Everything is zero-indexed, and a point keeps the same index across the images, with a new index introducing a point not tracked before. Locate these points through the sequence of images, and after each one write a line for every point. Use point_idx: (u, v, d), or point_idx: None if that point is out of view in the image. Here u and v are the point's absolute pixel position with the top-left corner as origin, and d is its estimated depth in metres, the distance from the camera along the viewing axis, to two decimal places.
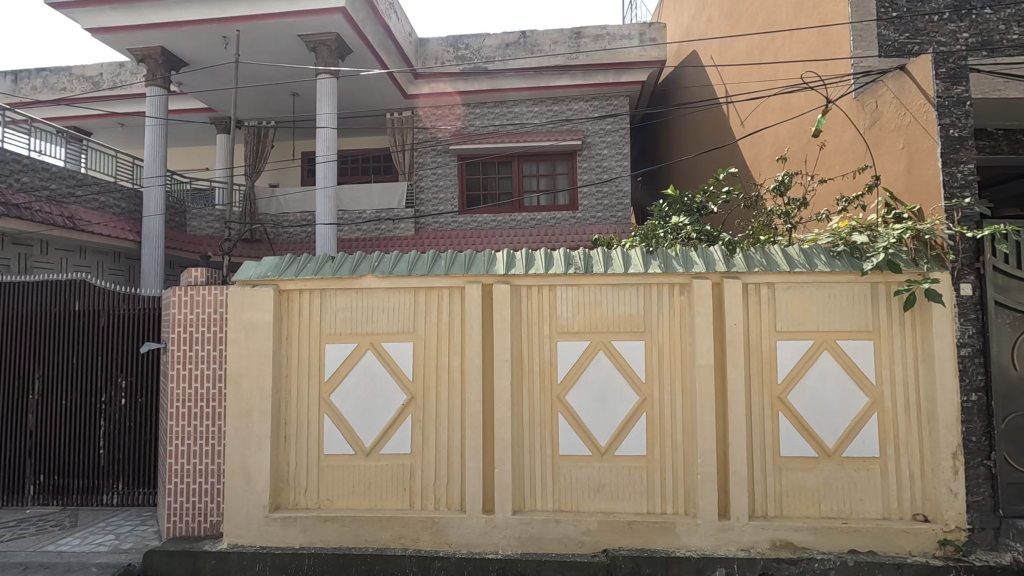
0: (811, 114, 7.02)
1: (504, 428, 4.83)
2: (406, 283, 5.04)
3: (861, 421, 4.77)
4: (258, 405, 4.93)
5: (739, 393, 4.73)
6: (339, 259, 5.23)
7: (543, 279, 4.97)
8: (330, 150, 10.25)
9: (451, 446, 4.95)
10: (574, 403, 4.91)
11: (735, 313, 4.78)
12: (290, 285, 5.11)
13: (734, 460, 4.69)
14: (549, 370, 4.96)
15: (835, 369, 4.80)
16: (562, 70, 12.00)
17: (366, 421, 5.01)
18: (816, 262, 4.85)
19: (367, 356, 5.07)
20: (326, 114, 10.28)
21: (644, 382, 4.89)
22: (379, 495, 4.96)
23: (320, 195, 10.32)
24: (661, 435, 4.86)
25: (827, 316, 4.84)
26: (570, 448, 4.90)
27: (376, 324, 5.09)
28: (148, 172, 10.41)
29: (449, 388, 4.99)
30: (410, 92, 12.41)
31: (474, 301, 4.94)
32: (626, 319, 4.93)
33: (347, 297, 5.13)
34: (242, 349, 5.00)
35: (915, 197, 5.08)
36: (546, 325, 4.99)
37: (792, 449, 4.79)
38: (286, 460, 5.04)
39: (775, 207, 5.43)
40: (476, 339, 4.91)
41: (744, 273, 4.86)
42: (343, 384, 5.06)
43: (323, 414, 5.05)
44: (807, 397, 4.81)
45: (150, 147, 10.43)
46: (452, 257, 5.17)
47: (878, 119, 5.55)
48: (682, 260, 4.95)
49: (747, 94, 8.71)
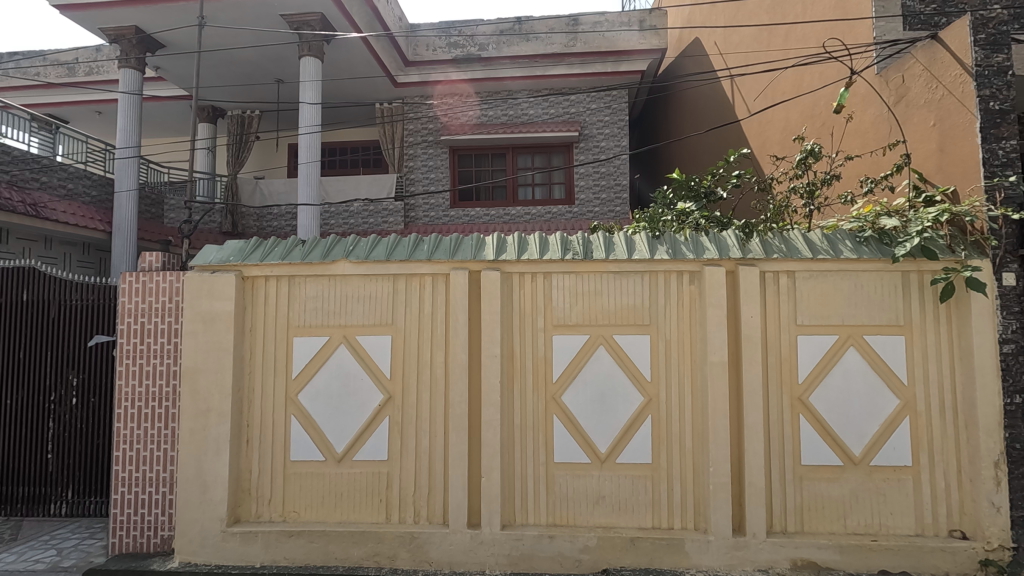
0: (825, 91, 6.31)
1: (492, 433, 4.29)
2: (384, 269, 4.51)
3: (891, 426, 4.27)
4: (216, 405, 4.39)
5: (756, 394, 4.22)
6: (310, 243, 4.69)
7: (537, 265, 4.45)
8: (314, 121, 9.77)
9: (433, 452, 4.42)
10: (570, 404, 4.39)
11: (752, 304, 4.27)
12: (253, 270, 4.56)
13: (750, 470, 4.18)
14: (544, 369, 4.44)
15: (862, 367, 4.31)
16: (558, 58, 11.51)
17: (337, 424, 4.47)
18: (841, 249, 4.35)
19: (340, 350, 4.53)
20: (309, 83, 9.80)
21: (650, 382, 4.37)
22: (352, 507, 4.42)
23: (303, 170, 9.77)
24: (668, 441, 4.34)
25: (853, 308, 4.34)
26: (566, 455, 4.37)
27: (349, 315, 4.55)
28: (120, 142, 9.86)
29: (431, 388, 4.46)
30: (399, 80, 11.83)
31: (460, 290, 4.42)
32: (628, 310, 4.42)
33: (320, 285, 4.59)
34: (199, 343, 4.45)
35: (947, 177, 4.60)
36: (540, 316, 4.46)
37: (814, 458, 4.28)
38: (248, 467, 4.49)
39: (795, 186, 4.85)
40: (461, 332, 4.39)
41: (761, 260, 4.35)
42: (313, 383, 4.52)
43: (289, 416, 4.51)
44: (830, 399, 4.31)
45: (122, 116, 9.91)
46: (436, 242, 4.64)
47: (904, 95, 5.07)
48: (693, 245, 4.44)
49: (760, 66, 7.85)
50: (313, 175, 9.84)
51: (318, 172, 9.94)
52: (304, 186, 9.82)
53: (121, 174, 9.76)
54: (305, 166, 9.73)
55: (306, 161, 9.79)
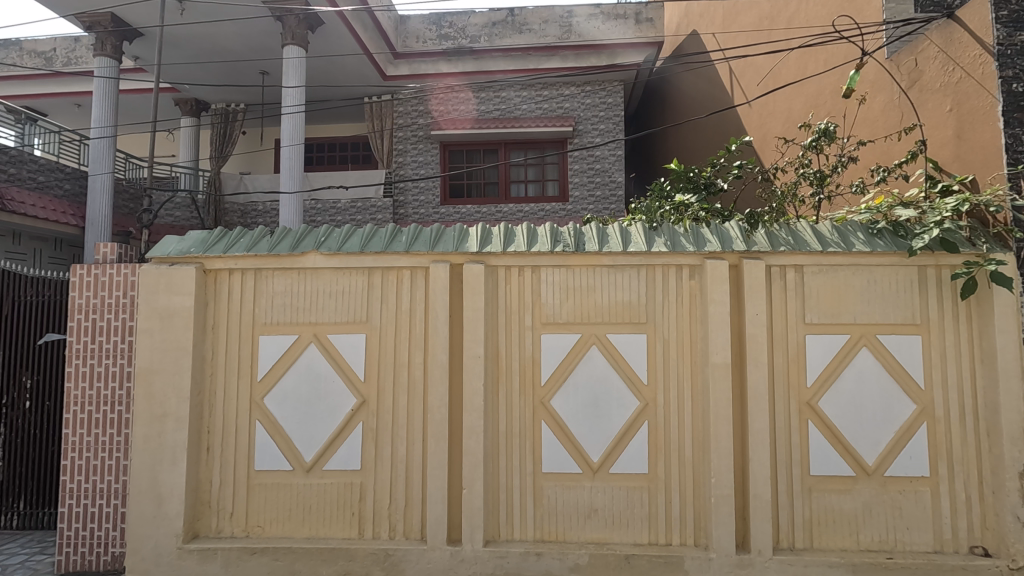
0: (829, 79, 6.02)
1: (475, 441, 3.94)
2: (358, 262, 4.15)
3: (907, 432, 3.94)
4: (174, 409, 4.02)
5: (762, 399, 3.89)
6: (279, 233, 4.32)
7: (525, 258, 4.10)
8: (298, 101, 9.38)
9: (410, 461, 4.06)
10: (560, 409, 4.04)
11: (758, 301, 3.93)
12: (216, 263, 4.19)
13: (755, 481, 3.85)
14: (531, 370, 4.08)
15: (876, 369, 3.98)
16: (552, 51, 11.24)
17: (306, 430, 4.11)
18: (853, 241, 4.03)
19: (310, 350, 4.17)
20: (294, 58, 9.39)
21: (647, 385, 4.03)
22: (322, 520, 4.05)
23: (286, 153, 9.39)
24: (666, 450, 3.99)
25: (866, 306, 4.01)
26: (555, 465, 4.02)
27: (320, 311, 4.19)
28: (95, 122, 9.38)
29: (408, 392, 4.10)
30: (388, 73, 11.47)
31: (440, 284, 4.06)
32: (624, 307, 4.07)
33: (288, 279, 4.22)
34: (155, 342, 4.07)
35: (965, 166, 4.28)
36: (528, 314, 4.11)
37: (824, 468, 3.94)
38: (208, 478, 4.12)
39: (808, 169, 4.51)
40: (442, 331, 4.03)
41: (767, 254, 4.01)
42: (280, 385, 4.15)
43: (254, 421, 4.14)
44: (841, 404, 3.98)
45: (98, 98, 9.46)
46: (416, 233, 4.29)
47: (917, 80, 4.73)
48: (693, 237, 4.11)
49: (760, 55, 7.56)
50: (295, 158, 9.45)
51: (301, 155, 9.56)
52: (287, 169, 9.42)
53: (95, 160, 9.35)
54: (289, 148, 9.35)
55: (288, 144, 9.41)
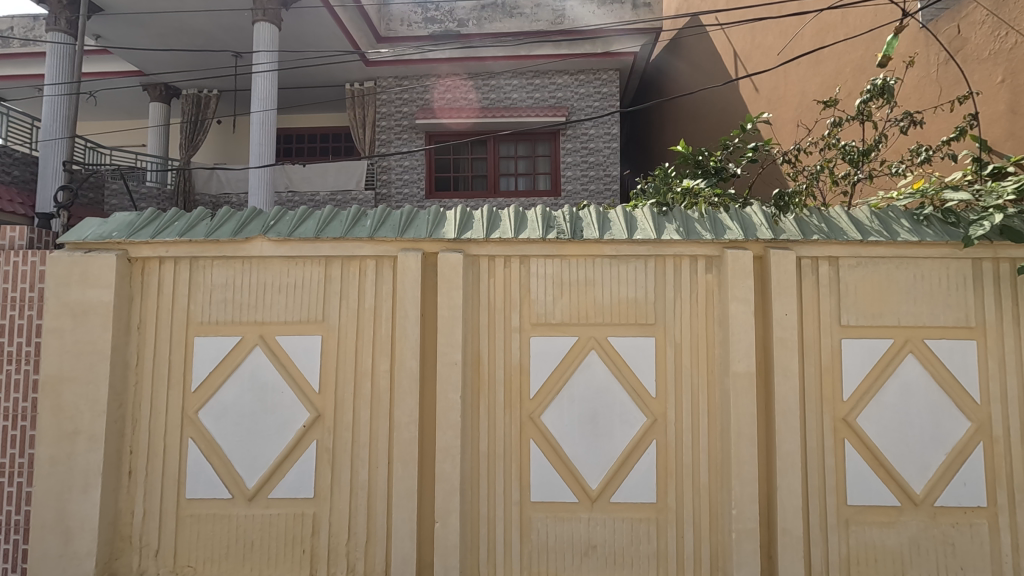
0: (851, 55, 5.45)
1: (451, 465, 3.30)
2: (312, 250, 3.47)
3: (961, 455, 3.34)
4: (87, 425, 3.33)
5: (792, 415, 3.29)
6: (221, 215, 3.65)
7: (512, 247, 3.44)
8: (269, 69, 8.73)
9: (373, 488, 3.39)
10: (551, 426, 3.40)
11: (787, 299, 3.34)
12: (144, 250, 3.50)
13: (784, 512, 3.24)
14: (518, 381, 3.43)
15: (924, 379, 3.38)
16: (542, 38, 10.38)
17: (249, 451, 3.44)
18: (897, 230, 3.42)
19: (255, 354, 3.50)
20: (263, 29, 8.70)
21: (656, 399, 3.40)
22: (266, 560, 3.38)
23: (256, 119, 8.67)
24: (677, 475, 3.37)
25: (911, 305, 3.41)
26: (546, 493, 3.38)
27: (268, 308, 3.52)
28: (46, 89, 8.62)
29: (372, 405, 3.43)
30: (371, 58, 10.55)
31: (410, 277, 3.40)
32: (628, 306, 3.44)
33: (230, 269, 3.54)
34: (65, 343, 3.38)
35: (1021, 144, 3.71)
36: (515, 312, 3.46)
37: (864, 497, 3.34)
38: (130, 507, 3.43)
39: (852, 142, 3.86)
40: (412, 332, 3.38)
41: (798, 244, 3.40)
42: (219, 398, 3.47)
43: (186, 439, 3.46)
44: (884, 422, 3.37)
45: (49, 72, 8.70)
46: (383, 217, 3.62)
47: (961, 49, 4.14)
48: (710, 223, 3.49)
49: (773, 33, 6.99)
50: (267, 124, 8.72)
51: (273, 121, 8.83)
52: (257, 149, 8.73)
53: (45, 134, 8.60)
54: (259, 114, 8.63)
55: (260, 109, 8.74)
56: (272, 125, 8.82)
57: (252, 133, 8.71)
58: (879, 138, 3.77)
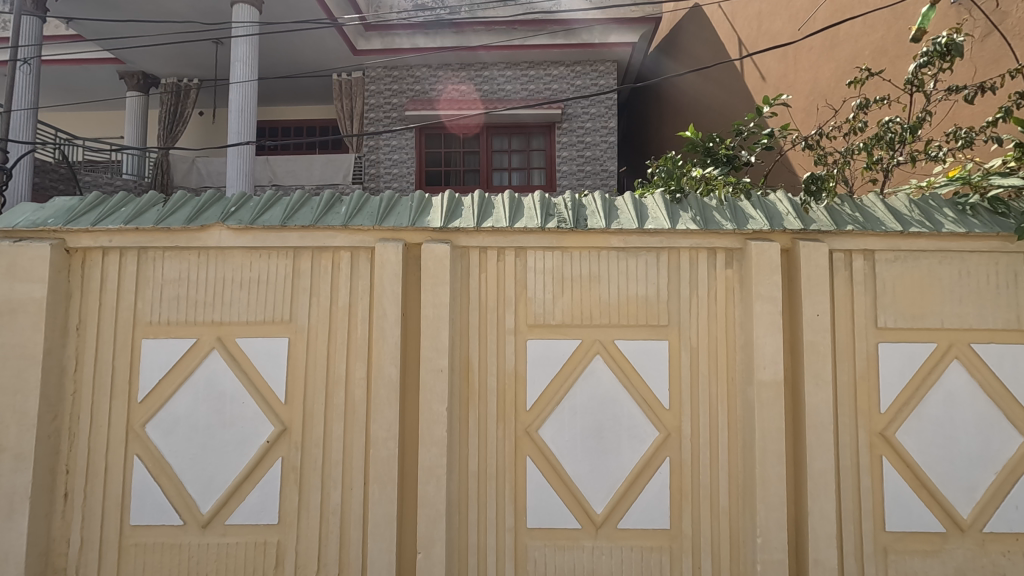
0: (871, 37, 5.07)
1: (435, 488, 2.87)
2: (277, 240, 3.03)
3: (1012, 475, 2.96)
4: (11, 444, 2.87)
5: (825, 430, 2.89)
6: (176, 200, 3.20)
7: (506, 237, 3.01)
8: (249, 53, 8.32)
9: (347, 514, 2.95)
10: (550, 442, 2.98)
11: (819, 298, 2.94)
12: (83, 240, 3.03)
13: (816, 541, 2.84)
14: (513, 390, 3.01)
15: (971, 388, 2.98)
16: (540, 26, 9.90)
17: (204, 470, 3.00)
18: (940, 221, 3.03)
19: (212, 359, 3.05)
20: (243, 12, 8.24)
21: (669, 412, 3.00)
22: None
23: (235, 106, 8.29)
24: (693, 497, 2.97)
25: (956, 306, 3.01)
26: (545, 519, 2.97)
27: (227, 306, 3.07)
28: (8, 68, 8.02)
29: (346, 418, 3.00)
30: (359, 48, 10.25)
31: (389, 270, 2.97)
32: (638, 305, 3.03)
33: (184, 261, 3.09)
34: None
35: None
36: (510, 312, 3.04)
37: (904, 523, 2.94)
38: (65, 535, 2.99)
39: (893, 118, 3.42)
40: (391, 334, 2.95)
41: (830, 235, 3.00)
42: (169, 410, 3.03)
43: (132, 456, 3.02)
44: (927, 437, 2.97)
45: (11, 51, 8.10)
46: (359, 203, 3.20)
47: (1002, 22, 3.76)
48: (730, 212, 3.09)
49: (782, 20, 6.63)
50: (246, 110, 8.32)
51: (253, 107, 8.42)
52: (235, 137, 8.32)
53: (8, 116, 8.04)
54: (238, 100, 8.25)
55: (239, 95, 8.35)
56: (252, 113, 8.41)
57: (231, 121, 8.31)
58: (924, 113, 3.32)
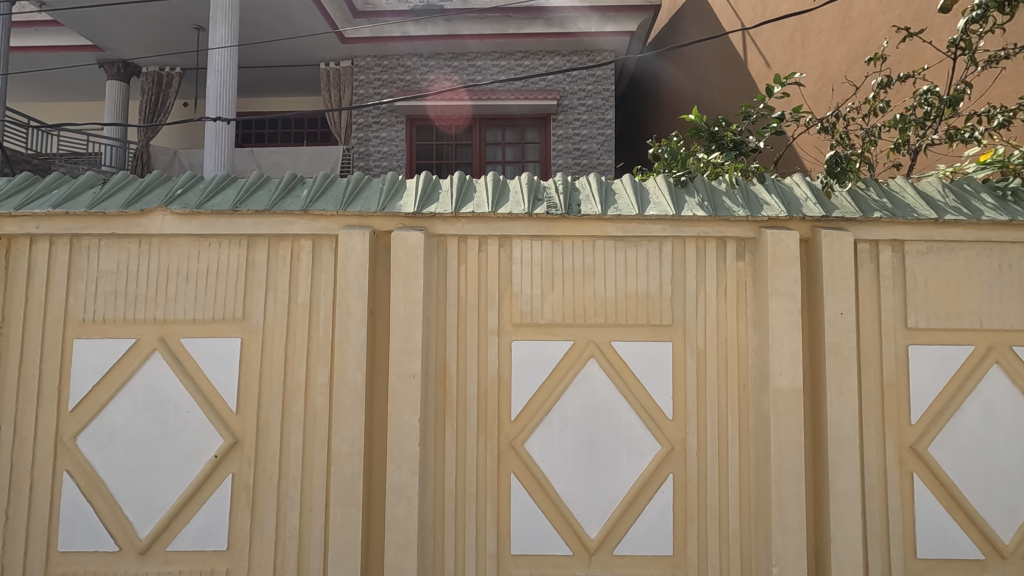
0: (888, 15, 4.71)
1: (406, 510, 2.52)
2: (227, 226, 2.66)
3: None
4: None
5: (850, 445, 2.54)
6: (117, 181, 2.83)
7: (488, 224, 2.66)
8: (228, 39, 7.91)
9: (307, 539, 2.60)
10: (538, 458, 2.63)
11: (842, 295, 2.59)
12: (7, 226, 2.66)
13: (839, 570, 2.50)
14: (496, 398, 2.65)
15: (1013, 396, 2.64)
16: (535, 14, 9.48)
17: (143, 489, 2.64)
18: (980, 208, 2.67)
19: (154, 362, 2.68)
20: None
21: (673, 423, 2.65)
22: None
23: (213, 93, 7.88)
24: (700, 520, 2.62)
25: (996, 304, 2.67)
26: (530, 545, 2.61)
27: (172, 302, 2.70)
28: None
29: (306, 430, 2.64)
30: (347, 35, 9.70)
31: (354, 261, 2.61)
32: (639, 302, 2.68)
33: (121, 250, 2.72)
34: None
35: None
36: (493, 309, 2.68)
37: (936, 549, 2.60)
38: None
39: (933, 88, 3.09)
40: (357, 334, 2.58)
41: (855, 224, 2.65)
42: (103, 420, 2.67)
43: (61, 472, 2.65)
44: (963, 452, 2.63)
45: None
46: (323, 186, 2.84)
47: None
48: (742, 198, 2.75)
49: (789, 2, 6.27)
50: (224, 97, 7.92)
51: (232, 95, 8.01)
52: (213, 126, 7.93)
53: None
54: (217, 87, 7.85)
55: (217, 82, 7.95)
56: (231, 100, 8.00)
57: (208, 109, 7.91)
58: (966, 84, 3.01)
